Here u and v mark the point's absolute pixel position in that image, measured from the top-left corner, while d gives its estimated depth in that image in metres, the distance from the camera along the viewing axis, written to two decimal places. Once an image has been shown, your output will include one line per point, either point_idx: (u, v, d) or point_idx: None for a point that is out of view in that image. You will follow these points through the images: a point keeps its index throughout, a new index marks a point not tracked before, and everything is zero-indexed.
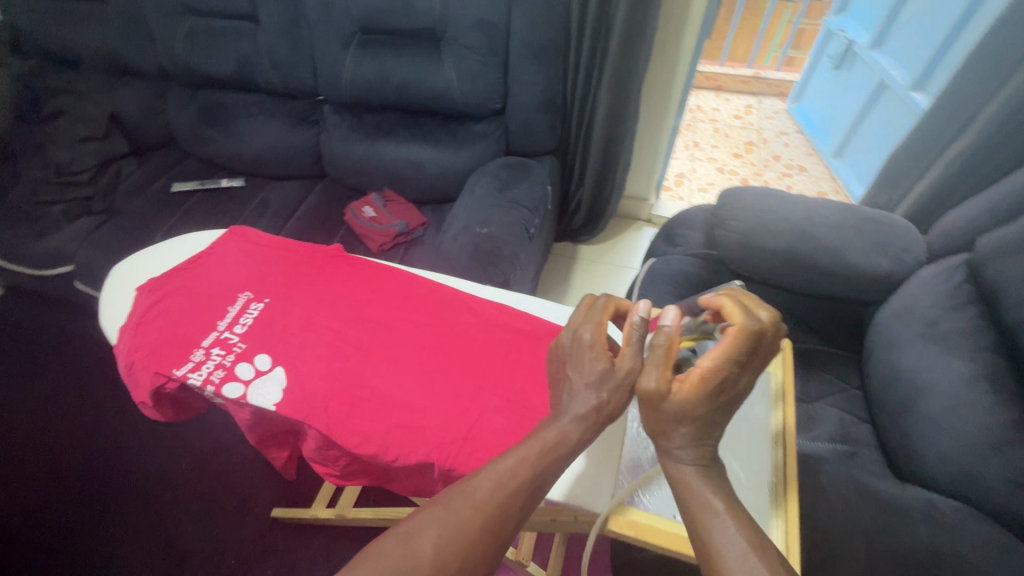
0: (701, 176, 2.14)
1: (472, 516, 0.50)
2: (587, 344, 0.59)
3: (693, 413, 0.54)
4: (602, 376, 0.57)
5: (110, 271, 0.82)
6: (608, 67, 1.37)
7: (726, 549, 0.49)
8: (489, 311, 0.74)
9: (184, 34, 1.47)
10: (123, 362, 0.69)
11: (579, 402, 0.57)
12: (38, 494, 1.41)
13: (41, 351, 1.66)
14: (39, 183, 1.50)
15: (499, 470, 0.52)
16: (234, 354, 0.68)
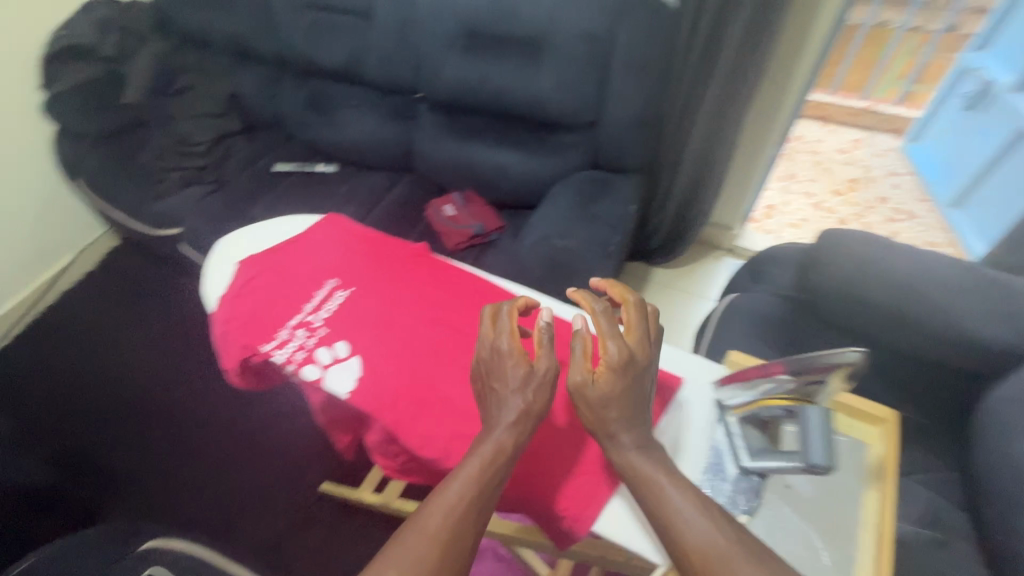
0: (794, 211, 2.02)
1: (431, 551, 0.50)
2: (508, 351, 0.61)
3: (620, 394, 0.62)
4: (528, 377, 0.60)
5: (220, 241, 0.87)
6: (712, 88, 1.33)
7: (688, 531, 0.54)
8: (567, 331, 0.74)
9: (304, 26, 1.58)
10: (218, 330, 0.75)
11: (513, 404, 0.59)
12: (123, 430, 1.54)
13: (143, 301, 1.83)
14: (164, 150, 1.67)
15: (448, 497, 0.53)
16: (316, 338, 0.70)
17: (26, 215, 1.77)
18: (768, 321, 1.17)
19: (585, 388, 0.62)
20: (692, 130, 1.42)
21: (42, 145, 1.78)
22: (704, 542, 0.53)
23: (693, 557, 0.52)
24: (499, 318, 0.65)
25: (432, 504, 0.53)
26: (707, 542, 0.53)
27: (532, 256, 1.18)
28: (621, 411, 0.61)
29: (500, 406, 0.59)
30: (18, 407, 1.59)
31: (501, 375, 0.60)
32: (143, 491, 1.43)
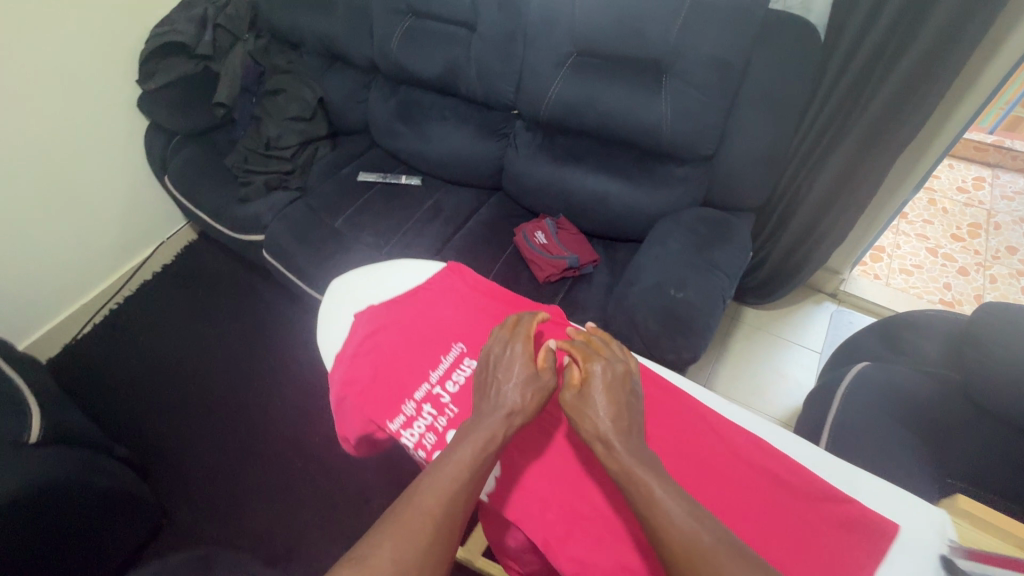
0: (907, 254, 1.84)
1: (426, 534, 0.53)
2: (519, 354, 0.69)
3: (606, 403, 0.66)
4: (533, 376, 0.67)
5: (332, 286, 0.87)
6: (857, 128, 1.18)
7: (675, 527, 0.55)
8: (741, 443, 0.69)
9: (400, 33, 1.50)
10: (337, 392, 0.73)
11: (511, 397, 0.65)
12: (194, 433, 1.51)
13: (217, 299, 1.81)
14: (250, 153, 1.65)
15: (441, 481, 0.57)
16: (446, 418, 0.67)
17: (114, 207, 1.77)
18: (913, 402, 1.02)
19: (572, 396, 0.68)
20: (822, 171, 1.28)
21: (133, 139, 1.77)
22: (686, 536, 0.54)
23: (675, 550, 0.54)
24: (514, 326, 0.72)
25: (424, 485, 0.58)
26: (692, 538, 0.54)
27: (643, 306, 1.08)
28: (610, 418, 0.64)
29: (499, 400, 0.65)
30: (95, 398, 1.60)
31: (506, 371, 0.67)
32: (211, 496, 1.40)
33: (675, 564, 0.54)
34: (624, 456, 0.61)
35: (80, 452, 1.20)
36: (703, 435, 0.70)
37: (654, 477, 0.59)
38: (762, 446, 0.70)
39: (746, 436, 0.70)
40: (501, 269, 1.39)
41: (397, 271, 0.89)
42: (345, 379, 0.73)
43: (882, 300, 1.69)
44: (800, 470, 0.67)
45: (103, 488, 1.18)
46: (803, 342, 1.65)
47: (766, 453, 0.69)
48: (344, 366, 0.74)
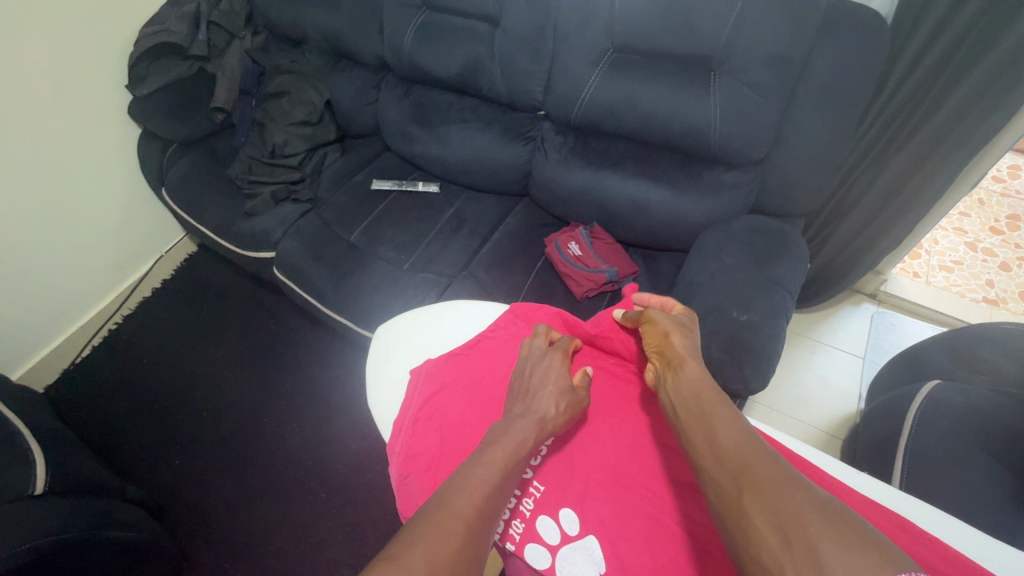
0: (945, 250, 1.78)
1: (456, 531, 0.51)
2: (554, 363, 0.75)
3: (677, 330, 0.72)
4: (564, 386, 0.72)
5: (388, 335, 0.91)
6: (933, 122, 1.11)
7: (730, 435, 0.55)
8: (880, 524, 0.61)
9: (415, 29, 1.38)
10: (398, 468, 0.72)
11: (544, 402, 0.69)
12: (210, 464, 1.43)
13: (226, 313, 1.72)
14: (255, 162, 1.53)
15: (474, 477, 0.57)
16: (534, 501, 0.69)
17: (109, 221, 1.66)
18: (991, 424, 0.95)
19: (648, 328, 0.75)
20: (888, 163, 1.22)
21: (125, 147, 1.65)
22: (741, 443, 0.54)
23: (728, 455, 0.53)
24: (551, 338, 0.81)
25: (454, 480, 0.57)
26: (746, 443, 0.53)
27: (702, 329, 1.00)
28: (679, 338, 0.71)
29: (536, 408, 0.68)
30: (102, 426, 1.51)
31: (544, 377, 0.73)
32: (234, 533, 1.32)
33: (728, 469, 0.52)
34: (687, 368, 0.65)
35: (96, 498, 1.11)
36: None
37: (716, 395, 0.60)
38: (905, 527, 0.60)
39: (887, 515, 0.62)
40: (533, 284, 1.29)
41: (450, 322, 0.91)
42: (408, 453, 0.73)
43: (925, 301, 1.61)
44: (958, 556, 0.57)
45: (122, 540, 1.09)
46: (839, 346, 1.57)
47: (913, 532, 0.60)
48: (404, 435, 0.74)
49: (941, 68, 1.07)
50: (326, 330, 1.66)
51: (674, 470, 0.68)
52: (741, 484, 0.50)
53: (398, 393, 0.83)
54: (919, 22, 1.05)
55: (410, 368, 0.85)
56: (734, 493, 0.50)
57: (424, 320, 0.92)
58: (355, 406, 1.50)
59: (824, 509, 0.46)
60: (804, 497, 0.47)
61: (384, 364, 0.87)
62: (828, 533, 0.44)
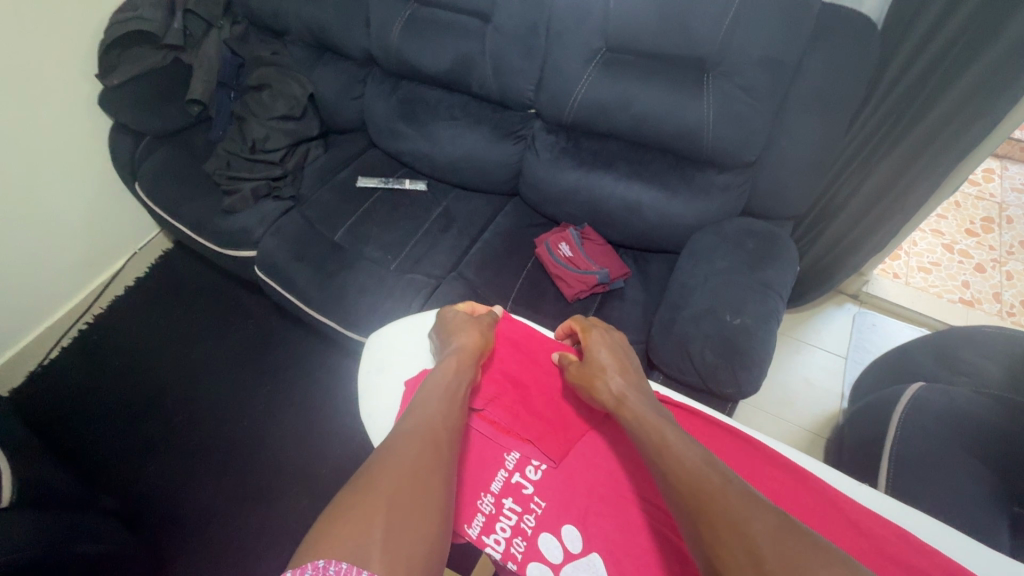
0: (924, 252, 1.82)
1: (428, 441, 0.61)
2: (458, 312, 0.84)
3: (612, 366, 0.75)
4: (472, 323, 0.81)
5: (378, 339, 0.88)
6: (920, 127, 1.13)
7: (688, 460, 0.57)
8: (883, 534, 0.60)
9: (403, 23, 1.34)
10: None
11: (463, 338, 0.78)
12: (187, 469, 1.39)
13: (204, 312, 1.66)
14: (234, 157, 1.48)
15: (433, 404, 0.67)
16: (534, 518, 0.67)
17: (77, 217, 1.58)
18: (974, 426, 0.96)
19: (576, 364, 0.77)
20: (876, 167, 1.24)
21: (94, 139, 1.57)
22: (697, 471, 0.56)
23: (687, 484, 0.55)
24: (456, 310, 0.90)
25: (401, 430, 0.62)
26: (703, 473, 0.55)
27: (695, 333, 1.00)
28: (622, 377, 0.73)
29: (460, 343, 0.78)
30: (72, 431, 1.45)
31: (447, 325, 0.81)
32: (212, 544, 1.28)
33: (687, 499, 0.54)
34: (638, 406, 0.68)
35: (66, 512, 1.05)
36: (839, 529, 0.62)
37: (663, 423, 0.64)
38: (905, 537, 0.61)
39: (887, 524, 0.62)
40: (523, 285, 1.28)
41: None
42: None
43: (905, 301, 1.65)
44: (951, 564, 0.59)
45: (91, 555, 1.04)
46: (821, 345, 1.59)
47: (915, 545, 0.60)
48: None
49: (931, 72, 1.08)
50: (309, 331, 1.62)
51: None
52: (703, 512, 0.52)
53: (391, 401, 0.81)
54: (910, 28, 1.06)
55: (403, 375, 0.83)
56: (697, 524, 0.51)
57: (412, 323, 0.90)
58: (339, 409, 1.46)
59: (778, 536, 0.47)
60: (759, 526, 0.48)
61: (376, 373, 0.84)
62: (781, 563, 0.45)
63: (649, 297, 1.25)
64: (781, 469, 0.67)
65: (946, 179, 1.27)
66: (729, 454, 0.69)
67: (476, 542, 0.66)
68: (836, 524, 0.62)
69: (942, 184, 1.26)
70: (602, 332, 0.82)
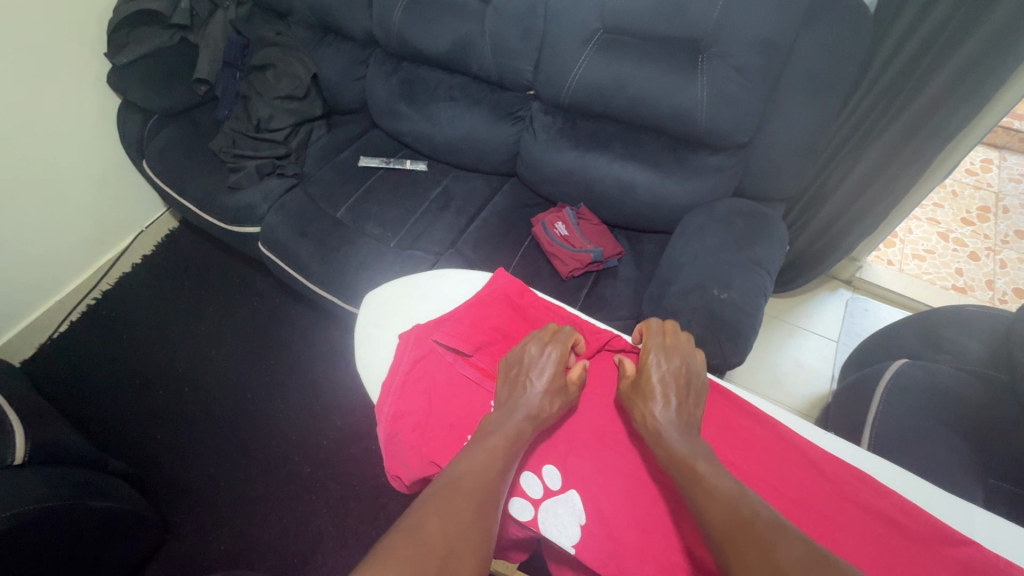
0: (919, 240, 1.84)
1: (487, 477, 0.60)
2: (554, 359, 0.73)
3: (662, 397, 0.68)
4: (558, 387, 0.71)
5: (373, 303, 0.91)
6: (911, 110, 1.15)
7: (719, 486, 0.57)
8: (842, 477, 0.64)
9: (405, 4, 1.36)
10: (385, 428, 0.76)
11: (539, 400, 0.70)
12: (192, 438, 1.43)
13: (208, 288, 1.70)
14: (239, 136, 1.51)
15: (491, 445, 0.64)
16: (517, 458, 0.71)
17: (85, 193, 1.62)
18: (953, 399, 0.99)
19: (627, 384, 0.72)
20: (868, 150, 1.26)
21: (103, 118, 1.61)
22: (730, 501, 0.55)
23: (721, 515, 0.54)
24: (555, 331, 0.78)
25: (459, 471, 0.61)
26: (735, 504, 0.55)
27: (684, 306, 1.02)
28: (675, 413, 0.67)
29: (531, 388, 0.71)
30: (82, 399, 1.49)
31: (539, 375, 0.72)
32: (215, 509, 1.32)
33: (721, 529, 0.53)
34: (675, 445, 0.64)
35: (76, 470, 1.09)
36: (803, 471, 0.65)
37: (697, 456, 0.61)
38: (864, 479, 0.64)
39: (847, 468, 0.65)
40: (520, 262, 1.31)
41: (436, 284, 0.92)
42: (395, 413, 0.76)
43: (897, 287, 1.67)
44: (909, 505, 0.62)
45: (102, 511, 1.08)
46: (814, 329, 1.61)
47: (872, 486, 0.63)
48: (393, 398, 0.77)
49: (920, 57, 1.10)
50: (311, 307, 1.65)
51: None
52: (737, 542, 0.51)
53: (386, 361, 0.84)
54: (901, 11, 1.08)
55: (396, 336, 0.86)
56: (729, 552, 0.51)
57: (406, 286, 0.93)
58: (339, 382, 1.50)
59: (804, 569, 0.46)
60: (788, 556, 0.48)
61: (374, 329, 0.88)
62: None
63: (641, 275, 1.28)
64: (748, 417, 0.70)
65: (936, 164, 1.29)
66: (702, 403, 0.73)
67: None
68: (800, 467, 0.65)
69: (932, 168, 1.28)
70: (666, 357, 0.73)
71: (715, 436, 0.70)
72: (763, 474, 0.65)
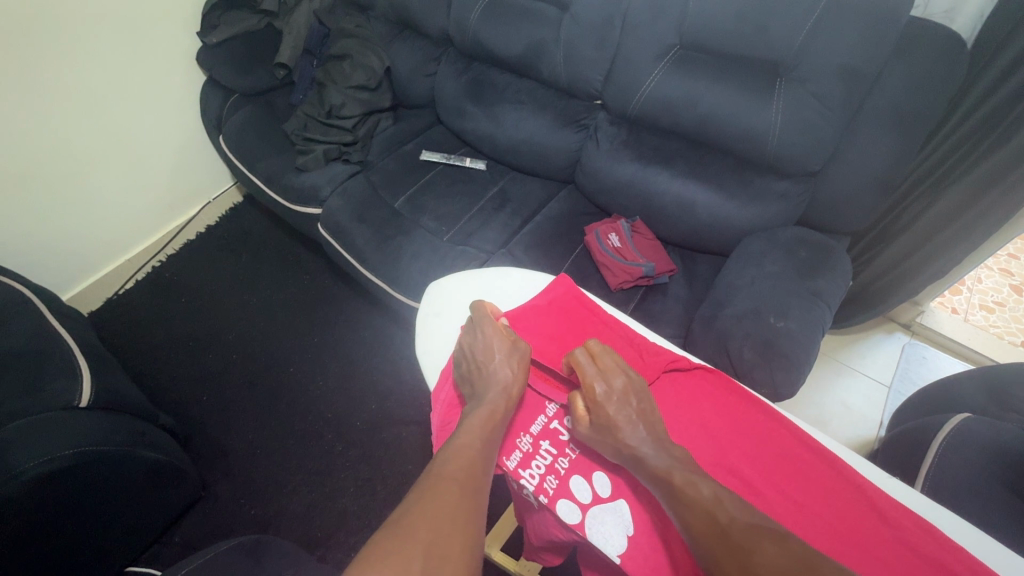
0: (988, 290, 1.75)
1: (473, 454, 0.64)
2: (491, 335, 0.78)
3: (634, 420, 0.69)
4: (508, 349, 0.77)
5: (432, 292, 0.94)
6: (1000, 153, 1.09)
7: (698, 496, 0.58)
8: (906, 526, 0.62)
9: (483, 6, 1.40)
10: (439, 415, 0.79)
11: (503, 372, 0.74)
12: (235, 404, 1.49)
13: (265, 263, 1.78)
14: (311, 120, 1.58)
15: (474, 424, 0.68)
16: (566, 463, 0.72)
17: (163, 162, 1.71)
18: (1019, 460, 0.93)
19: (585, 420, 0.72)
20: (948, 190, 1.20)
21: (187, 92, 1.70)
22: (705, 508, 0.57)
23: (700, 524, 0.56)
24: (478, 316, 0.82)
25: (439, 464, 0.62)
26: (711, 510, 0.57)
27: (736, 330, 1.00)
28: (645, 429, 0.68)
29: (489, 358, 0.76)
30: (139, 354, 1.58)
31: (486, 353, 0.76)
32: (249, 473, 1.37)
33: (701, 536, 0.55)
34: (658, 461, 0.64)
35: (131, 421, 1.16)
36: (866, 516, 0.63)
37: (672, 464, 0.63)
38: (931, 532, 0.62)
39: (915, 518, 0.63)
40: (569, 270, 1.31)
41: (495, 281, 0.94)
42: (451, 403, 0.79)
43: (961, 337, 1.59)
44: (977, 565, 0.59)
45: (150, 462, 1.14)
46: (865, 371, 1.55)
47: (940, 541, 0.61)
48: (449, 385, 0.81)
49: (1016, 100, 1.05)
50: (358, 292, 1.70)
51: (709, 451, 0.70)
52: (717, 551, 0.53)
53: (438, 351, 0.86)
54: (1000, 50, 1.03)
55: (452, 328, 0.89)
56: (711, 558, 0.53)
57: (466, 278, 0.95)
58: (378, 367, 1.54)
59: None
60: (767, 561, 0.50)
61: (432, 318, 0.90)
62: None
63: (692, 295, 1.26)
64: (809, 451, 0.69)
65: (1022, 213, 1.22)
66: (763, 430, 0.71)
67: (512, 472, 0.71)
68: (861, 510, 0.63)
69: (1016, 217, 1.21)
70: (607, 379, 0.73)
71: (776, 459, 0.69)
72: (824, 513, 0.64)
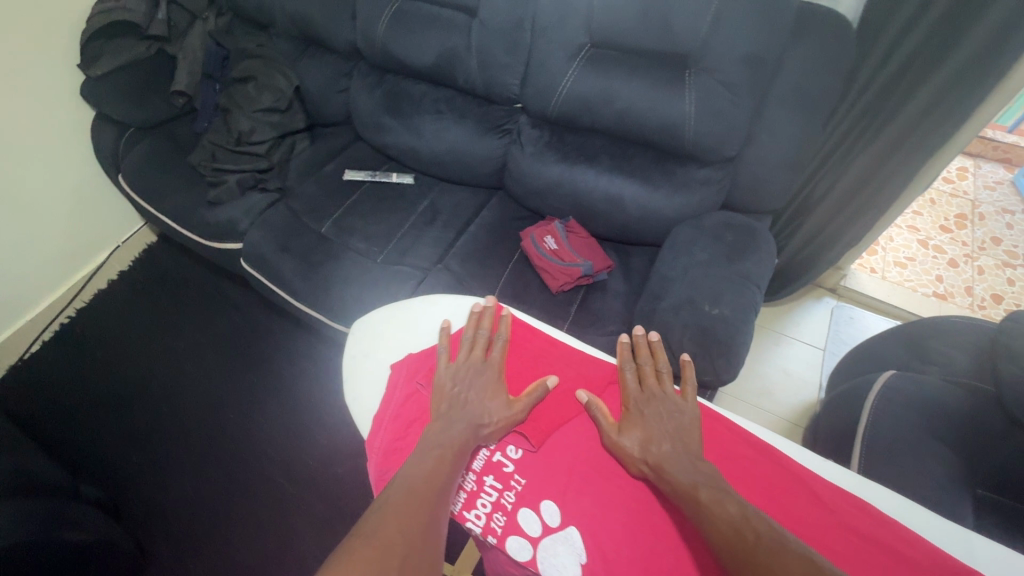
0: (900, 247, 1.88)
1: (431, 465, 0.65)
2: (489, 378, 0.78)
3: (670, 441, 0.70)
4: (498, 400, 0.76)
5: (360, 329, 0.90)
6: (895, 123, 1.16)
7: (727, 515, 0.60)
8: (844, 509, 0.65)
9: (390, 17, 1.35)
10: (376, 464, 0.75)
11: (478, 409, 0.75)
12: (166, 457, 1.39)
13: (188, 305, 1.66)
14: (218, 149, 1.47)
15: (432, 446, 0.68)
16: (514, 495, 0.71)
17: (57, 209, 1.56)
18: (941, 410, 1.00)
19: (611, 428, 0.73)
20: (853, 161, 1.27)
21: (75, 130, 1.56)
22: (734, 528, 0.59)
23: (730, 544, 0.58)
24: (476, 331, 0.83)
25: (400, 476, 0.64)
26: (740, 529, 0.59)
27: (675, 322, 1.02)
28: (680, 449, 0.69)
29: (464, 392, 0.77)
30: (53, 421, 1.44)
31: (480, 389, 0.77)
32: (194, 527, 1.28)
33: (728, 549, 0.58)
34: (679, 475, 0.66)
35: (50, 500, 1.05)
36: (808, 504, 0.66)
37: (697, 486, 0.64)
38: (865, 509, 0.65)
39: (851, 500, 0.66)
40: (508, 278, 1.29)
41: (424, 311, 0.91)
42: (387, 450, 0.75)
43: (881, 294, 1.69)
44: (909, 535, 0.63)
45: (77, 543, 1.03)
46: (799, 337, 1.63)
47: (873, 517, 0.64)
48: (383, 431, 0.76)
49: (903, 73, 1.12)
50: (295, 324, 1.62)
51: None
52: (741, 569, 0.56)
53: (374, 391, 0.83)
54: (885, 27, 1.10)
55: (384, 366, 0.85)
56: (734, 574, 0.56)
57: (393, 312, 0.91)
58: (325, 400, 1.47)
59: None
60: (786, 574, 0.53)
61: (363, 359, 0.86)
62: None
63: (630, 289, 1.28)
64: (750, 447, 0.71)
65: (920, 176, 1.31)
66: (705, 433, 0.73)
67: (458, 517, 0.70)
68: (803, 498, 0.66)
69: (914, 180, 1.30)
70: (649, 401, 0.75)
71: (720, 461, 0.70)
72: (770, 508, 0.66)
